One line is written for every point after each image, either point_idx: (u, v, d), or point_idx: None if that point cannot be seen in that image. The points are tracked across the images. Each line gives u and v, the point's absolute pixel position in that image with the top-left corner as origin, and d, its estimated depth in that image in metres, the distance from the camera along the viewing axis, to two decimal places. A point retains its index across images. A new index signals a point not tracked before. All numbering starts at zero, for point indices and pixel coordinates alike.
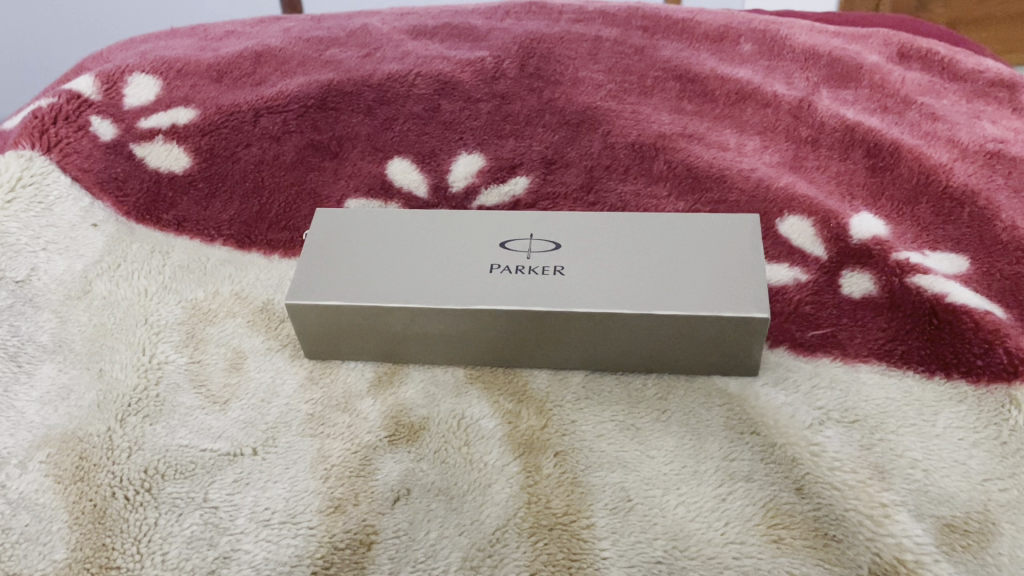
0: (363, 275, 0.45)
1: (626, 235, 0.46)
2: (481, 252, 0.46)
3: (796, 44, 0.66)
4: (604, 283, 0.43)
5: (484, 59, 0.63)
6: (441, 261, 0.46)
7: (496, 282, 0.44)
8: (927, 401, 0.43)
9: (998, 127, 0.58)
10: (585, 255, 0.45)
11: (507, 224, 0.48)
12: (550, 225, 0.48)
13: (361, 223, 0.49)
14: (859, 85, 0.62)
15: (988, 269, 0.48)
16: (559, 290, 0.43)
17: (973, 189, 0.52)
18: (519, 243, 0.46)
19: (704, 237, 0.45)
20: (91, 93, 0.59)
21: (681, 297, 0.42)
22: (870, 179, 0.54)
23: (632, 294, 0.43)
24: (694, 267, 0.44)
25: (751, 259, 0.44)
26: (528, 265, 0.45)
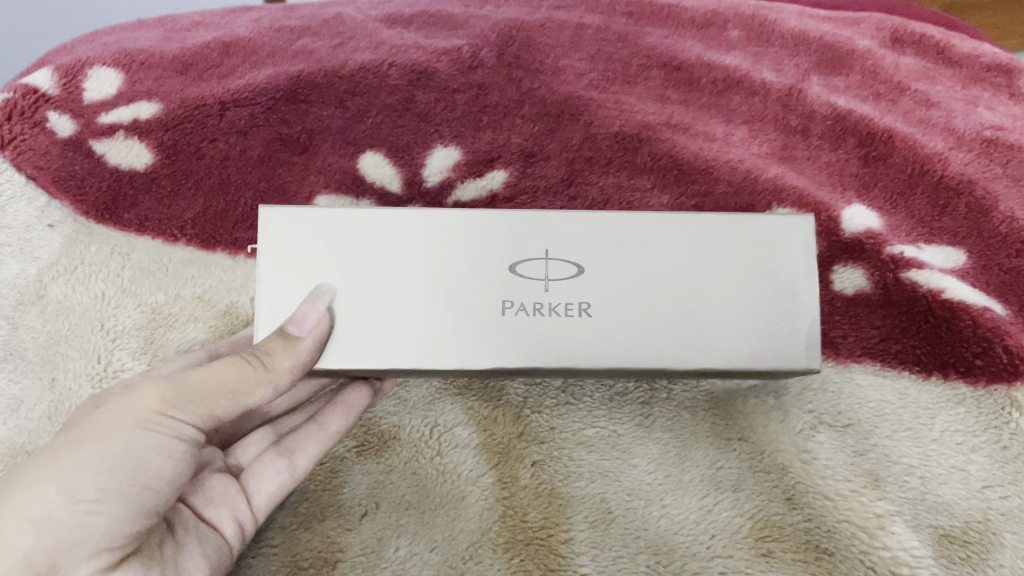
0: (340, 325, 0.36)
1: (657, 251, 0.36)
2: (480, 282, 0.36)
3: (784, 30, 0.63)
4: (640, 324, 0.36)
5: (461, 47, 0.60)
6: (436, 297, 0.36)
7: (513, 338, 0.36)
8: (923, 404, 0.41)
9: (995, 114, 0.56)
10: (610, 282, 0.36)
11: (503, 229, 0.36)
12: (556, 228, 0.36)
13: (312, 234, 0.36)
14: (850, 72, 0.60)
15: (987, 263, 0.47)
16: (589, 353, 0.36)
17: (969, 179, 0.50)
18: (528, 262, 0.36)
19: (746, 253, 0.36)
20: (48, 87, 0.55)
21: (731, 343, 0.36)
22: (863, 170, 0.52)
23: (676, 356, 0.36)
24: (746, 308, 0.36)
25: (801, 281, 0.36)
26: (545, 302, 0.36)
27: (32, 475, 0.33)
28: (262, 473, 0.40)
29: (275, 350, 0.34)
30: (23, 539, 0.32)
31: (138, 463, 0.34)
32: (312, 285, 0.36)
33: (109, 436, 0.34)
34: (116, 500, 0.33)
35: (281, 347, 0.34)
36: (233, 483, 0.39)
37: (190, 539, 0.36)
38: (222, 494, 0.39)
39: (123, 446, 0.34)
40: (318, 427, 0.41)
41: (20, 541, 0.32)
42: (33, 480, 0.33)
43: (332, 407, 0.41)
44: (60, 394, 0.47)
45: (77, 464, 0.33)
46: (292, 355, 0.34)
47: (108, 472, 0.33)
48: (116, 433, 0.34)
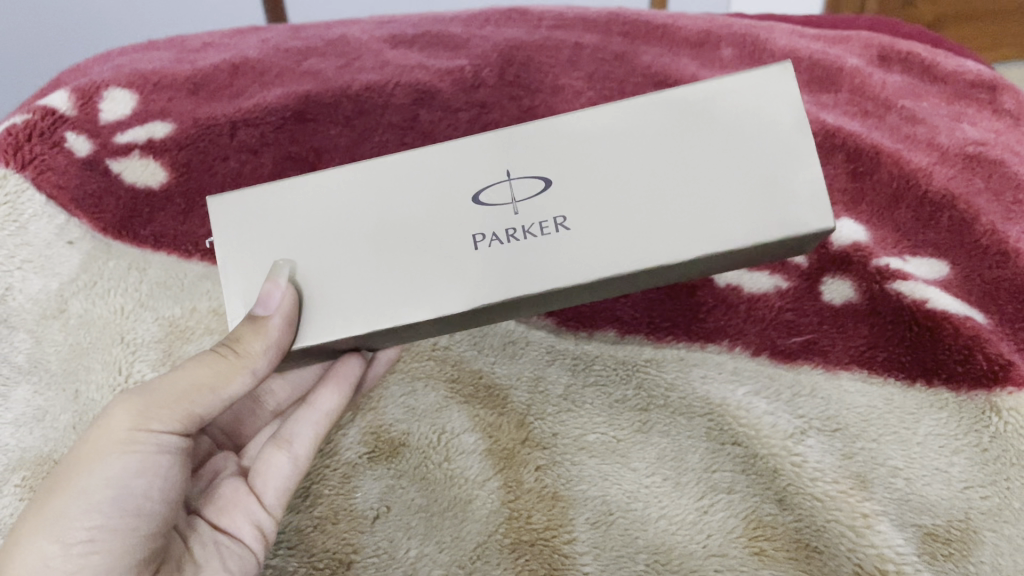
0: (310, 272, 0.35)
1: (624, 155, 0.34)
2: (448, 210, 0.35)
3: (773, 50, 0.66)
4: (647, 226, 0.33)
5: (463, 67, 0.63)
6: (406, 227, 0.35)
7: (497, 262, 0.34)
8: (908, 409, 0.43)
9: (979, 129, 0.58)
10: (591, 193, 0.34)
11: (458, 153, 0.35)
12: (512, 146, 0.35)
13: (262, 205, 0.36)
14: (839, 89, 0.62)
15: (969, 275, 0.49)
16: (582, 257, 0.33)
17: (953, 193, 0.51)
18: (496, 190, 0.34)
19: (718, 129, 0.33)
20: (66, 109, 0.57)
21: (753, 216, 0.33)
22: (851, 185, 0.53)
23: (691, 245, 0.33)
24: (742, 179, 0.33)
25: (789, 131, 0.33)
26: (518, 226, 0.34)
27: (26, 527, 0.34)
28: (267, 471, 0.41)
29: (247, 336, 0.35)
30: None
31: (125, 490, 0.35)
32: (273, 262, 0.35)
33: (94, 468, 0.35)
34: (112, 534, 0.34)
35: (250, 330, 0.34)
36: (242, 485, 0.41)
37: (210, 554, 0.38)
38: (234, 498, 0.41)
39: (107, 475, 0.35)
40: (312, 409, 0.43)
41: None
42: (30, 531, 0.34)
43: (324, 383, 0.43)
44: (84, 404, 0.49)
45: (65, 509, 0.34)
46: (264, 335, 0.34)
47: (99, 509, 0.34)
48: (96, 465, 0.35)
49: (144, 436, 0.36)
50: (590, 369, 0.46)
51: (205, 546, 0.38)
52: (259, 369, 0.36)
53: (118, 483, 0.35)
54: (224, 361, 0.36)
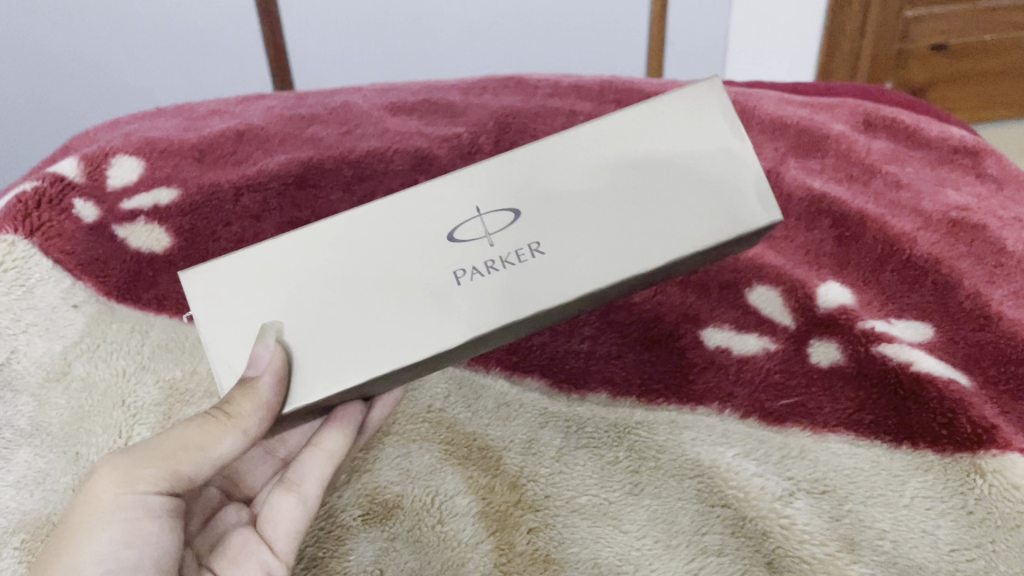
0: (294, 321, 0.35)
1: (581, 181, 0.36)
2: (427, 250, 0.36)
3: (762, 114, 0.68)
4: (611, 243, 0.35)
5: (460, 135, 0.65)
6: (370, 267, 0.36)
7: (480, 294, 0.35)
8: (894, 471, 0.43)
9: (961, 194, 0.59)
10: (552, 217, 0.36)
11: (419, 198, 0.36)
12: (483, 179, 0.36)
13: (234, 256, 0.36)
14: (825, 155, 0.64)
15: (952, 337, 0.49)
16: (557, 270, 0.35)
17: (935, 258, 0.52)
18: (469, 227, 0.36)
19: (665, 144, 0.36)
20: (74, 176, 0.59)
21: (707, 221, 0.35)
22: (837, 249, 0.54)
23: (650, 256, 0.35)
24: (694, 189, 0.35)
25: (732, 141, 0.35)
26: (497, 257, 0.35)
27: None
28: (280, 514, 0.43)
29: (239, 399, 0.35)
30: None
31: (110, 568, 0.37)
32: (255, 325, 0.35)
33: (79, 548, 0.36)
34: None
35: (242, 394, 0.34)
36: (251, 535, 0.43)
37: None
38: (243, 551, 0.42)
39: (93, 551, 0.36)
40: (318, 450, 0.44)
41: None
42: None
43: (328, 426, 0.44)
44: (83, 466, 0.50)
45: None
46: (257, 397, 0.34)
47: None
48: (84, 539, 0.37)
49: (132, 503, 0.37)
50: (582, 432, 0.47)
51: None
52: (251, 431, 0.36)
53: (106, 561, 0.37)
54: (218, 423, 0.37)
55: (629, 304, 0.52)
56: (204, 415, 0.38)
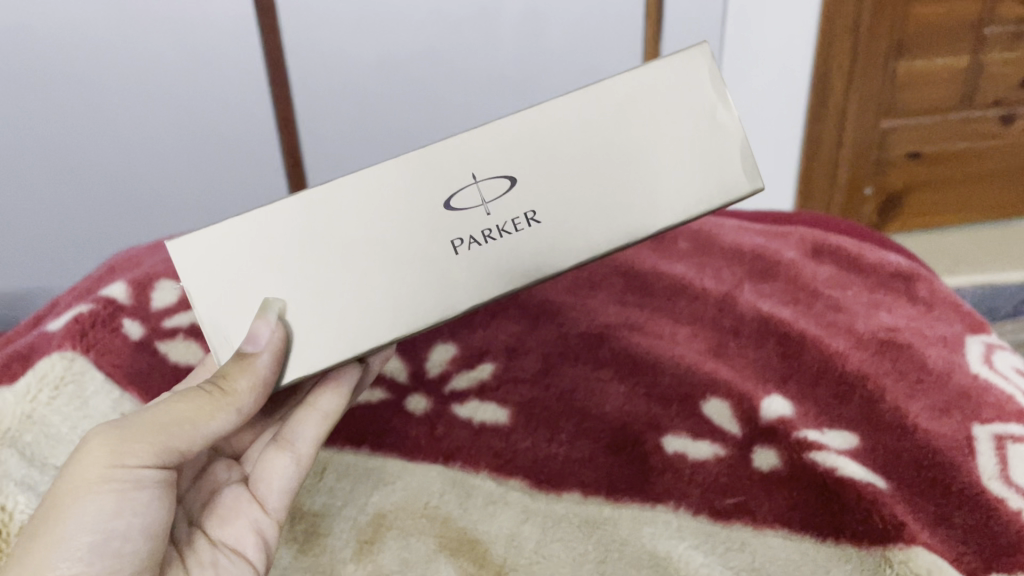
0: (299, 296, 0.44)
1: (580, 155, 0.45)
2: (429, 221, 0.45)
3: (722, 245, 0.78)
4: (610, 212, 0.46)
5: None
6: (389, 228, 0.44)
7: (469, 266, 0.45)
8: (820, 562, 0.51)
9: (894, 316, 0.68)
10: (554, 190, 0.46)
11: (424, 166, 0.45)
12: (471, 154, 0.45)
13: (243, 223, 0.43)
14: (776, 279, 0.73)
15: (873, 445, 0.57)
16: (571, 228, 0.46)
17: (863, 374, 0.61)
18: (465, 198, 0.45)
19: (661, 115, 0.46)
20: (123, 298, 0.70)
21: (698, 182, 0.46)
22: (781, 365, 0.63)
23: (650, 215, 0.46)
24: (688, 155, 0.46)
25: (719, 108, 0.46)
26: (492, 227, 0.45)
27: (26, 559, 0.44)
28: (271, 471, 0.56)
29: (234, 374, 0.45)
30: None
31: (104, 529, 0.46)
32: (257, 297, 0.43)
33: (77, 512, 0.46)
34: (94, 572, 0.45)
35: (241, 369, 0.44)
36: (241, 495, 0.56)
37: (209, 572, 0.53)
38: (234, 511, 0.55)
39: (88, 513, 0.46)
40: (315, 415, 0.56)
41: None
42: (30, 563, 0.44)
43: (324, 392, 0.56)
44: None
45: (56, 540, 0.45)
46: (253, 374, 0.44)
47: (79, 557, 0.45)
48: (80, 505, 0.46)
49: (121, 468, 0.46)
50: (557, 527, 0.54)
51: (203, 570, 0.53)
52: (243, 408, 0.47)
53: (100, 524, 0.46)
54: (209, 401, 0.47)
55: (601, 413, 0.61)
56: (195, 392, 0.47)
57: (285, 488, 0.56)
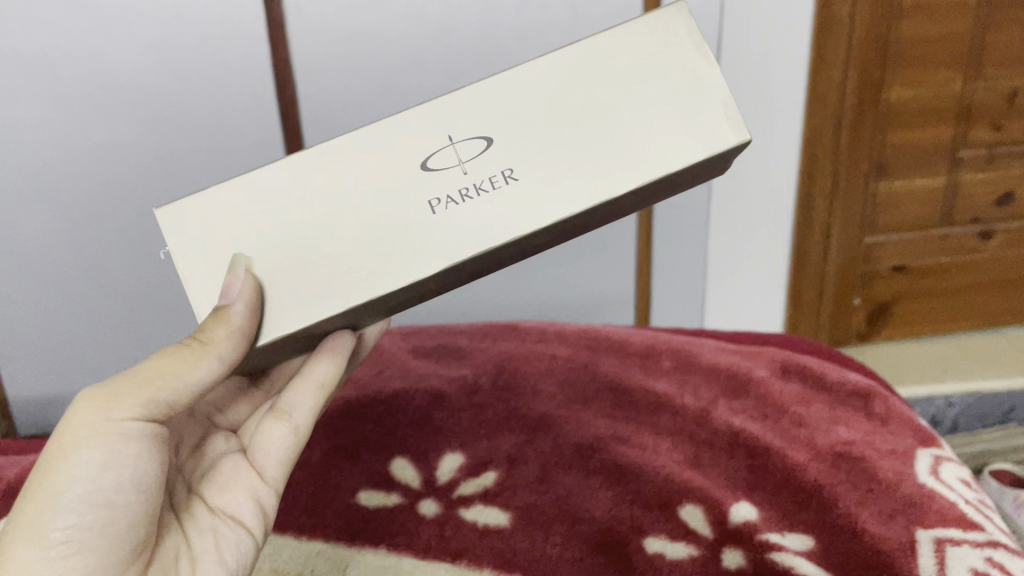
0: (282, 241, 0.53)
1: (557, 116, 0.53)
2: (407, 180, 0.53)
3: (701, 364, 0.88)
4: (588, 162, 0.52)
5: (466, 376, 0.87)
6: (368, 184, 0.53)
7: (442, 222, 0.53)
8: None
9: (851, 430, 0.77)
10: (536, 145, 0.53)
11: (401, 135, 0.54)
12: (444, 123, 0.54)
13: (225, 191, 0.54)
14: (748, 396, 0.82)
15: (827, 547, 0.65)
16: (550, 193, 0.52)
17: (820, 483, 0.70)
18: (439, 161, 0.54)
19: (646, 71, 0.53)
20: None
21: (681, 132, 0.52)
22: (749, 475, 0.72)
23: (634, 164, 0.52)
24: (671, 110, 0.53)
25: (703, 66, 0.53)
26: (467, 185, 0.53)
27: (27, 506, 0.53)
28: (265, 443, 0.68)
29: (209, 327, 0.52)
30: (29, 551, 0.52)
31: (94, 482, 0.54)
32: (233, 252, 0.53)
33: (72, 461, 0.54)
34: (86, 520, 0.54)
35: (216, 321, 0.51)
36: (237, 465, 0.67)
37: (206, 534, 0.63)
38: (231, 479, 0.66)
39: (80, 467, 0.54)
40: (308, 384, 0.68)
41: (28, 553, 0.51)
42: (29, 511, 0.52)
43: (315, 361, 0.67)
44: None
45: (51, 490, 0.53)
46: (227, 322, 0.51)
47: (72, 508, 0.53)
48: (71, 460, 0.54)
49: (115, 423, 0.55)
50: None
51: (202, 533, 0.62)
52: (221, 354, 0.54)
53: (92, 475, 0.54)
54: (190, 355, 0.55)
55: (591, 517, 0.69)
56: (179, 348, 0.56)
57: (281, 457, 0.68)
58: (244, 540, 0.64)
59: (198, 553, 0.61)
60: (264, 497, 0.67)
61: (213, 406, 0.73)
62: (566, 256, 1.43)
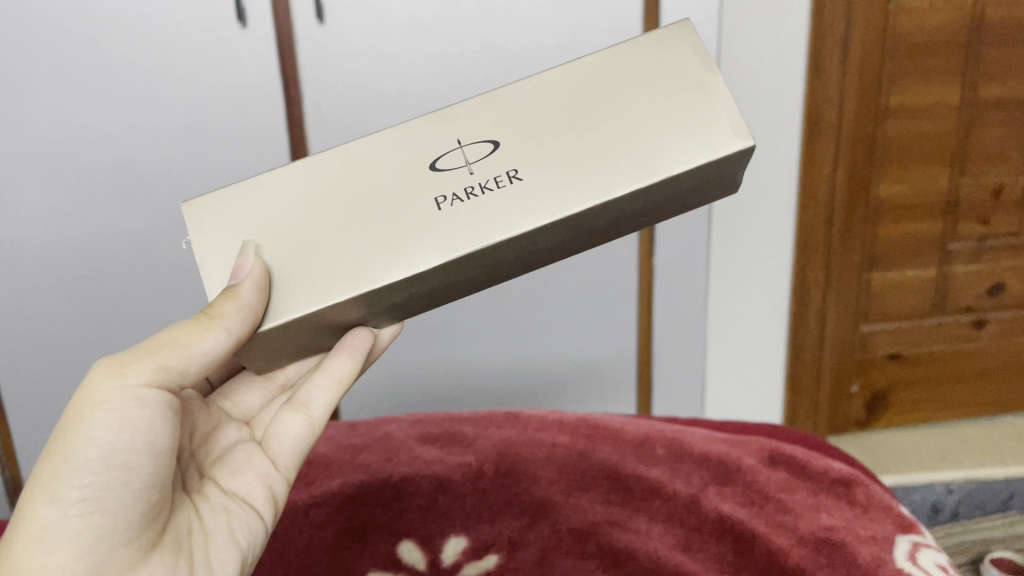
0: (313, 224, 0.65)
1: (569, 120, 0.66)
2: (420, 182, 0.66)
3: (693, 452, 0.92)
4: (596, 154, 0.63)
5: (470, 462, 0.92)
6: (385, 181, 0.66)
7: (448, 216, 0.63)
8: None
9: (833, 517, 0.82)
10: (549, 145, 0.65)
11: (416, 143, 0.68)
12: (456, 134, 0.67)
13: (270, 184, 0.67)
14: (736, 483, 0.87)
15: None
16: (553, 190, 0.63)
17: (802, 567, 0.75)
18: (449, 163, 0.66)
19: (653, 81, 0.65)
20: None
21: (686, 126, 0.63)
22: (735, 559, 0.78)
23: (640, 156, 0.63)
24: (678, 111, 0.64)
25: (706, 78, 0.65)
26: (472, 183, 0.65)
27: (49, 468, 0.60)
28: (280, 433, 0.76)
29: (220, 303, 0.60)
30: (50, 509, 0.59)
31: (109, 445, 0.61)
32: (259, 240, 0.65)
33: (91, 423, 0.61)
34: (100, 484, 0.61)
35: (226, 298, 0.60)
36: (252, 452, 0.75)
37: (218, 514, 0.70)
38: (245, 465, 0.74)
39: (96, 430, 0.61)
40: (330, 377, 0.73)
41: (48, 510, 0.59)
42: (50, 472, 0.60)
43: (336, 357, 0.72)
44: None
45: (69, 454, 0.60)
46: (237, 298, 0.60)
47: (88, 469, 0.60)
48: (87, 424, 0.61)
49: (132, 389, 0.62)
50: None
51: (216, 515, 0.69)
52: (230, 328, 0.61)
53: (110, 437, 0.61)
54: (201, 326, 0.62)
55: None
56: (192, 323, 0.63)
57: (295, 445, 0.76)
58: (254, 521, 0.72)
59: (211, 529, 0.68)
60: (274, 483, 0.74)
61: (225, 398, 0.81)
62: (569, 345, 1.49)
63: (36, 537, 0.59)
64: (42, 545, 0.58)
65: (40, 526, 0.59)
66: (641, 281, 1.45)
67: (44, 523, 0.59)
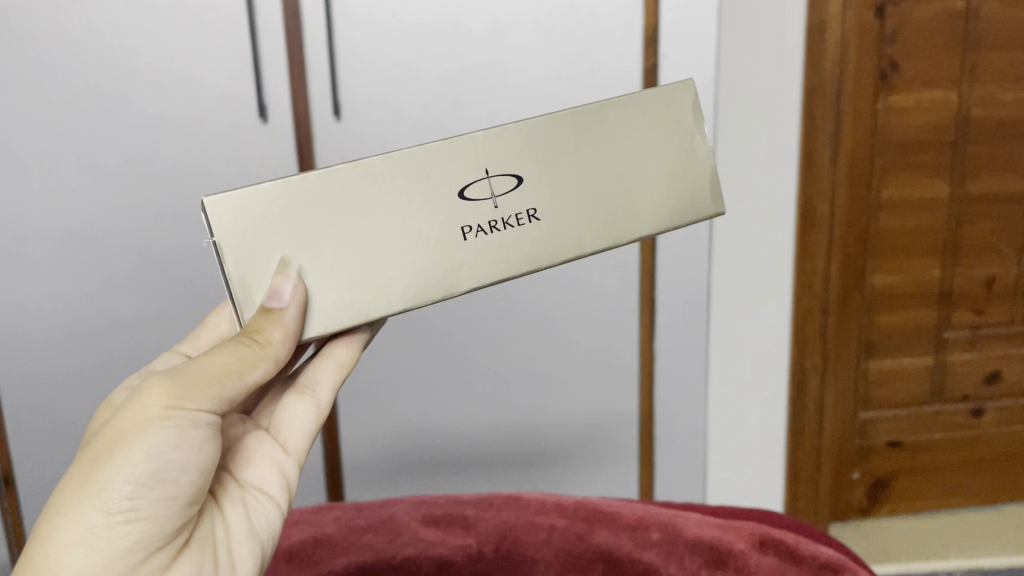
0: (346, 241, 0.68)
1: (583, 157, 0.74)
2: (448, 208, 0.71)
3: (686, 537, 0.95)
4: (601, 201, 0.74)
5: (470, 543, 0.96)
6: (415, 203, 0.70)
7: (476, 248, 0.72)
8: None
9: None
10: (566, 184, 0.74)
11: (441, 162, 0.71)
12: (480, 158, 0.72)
13: (297, 188, 0.67)
14: (728, 568, 0.90)
15: None
16: (564, 229, 0.74)
17: None
18: (477, 190, 0.72)
19: (655, 133, 0.76)
20: None
21: (677, 186, 0.76)
22: None
23: (637, 209, 0.75)
24: (672, 168, 0.76)
25: (697, 140, 0.77)
26: (497, 217, 0.72)
27: (99, 473, 0.60)
28: (291, 418, 0.77)
29: (265, 325, 0.65)
30: (97, 514, 0.60)
31: (162, 459, 0.62)
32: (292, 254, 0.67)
33: (143, 433, 0.61)
34: (149, 495, 0.61)
35: (270, 318, 0.66)
36: (261, 440, 0.77)
37: (239, 504, 0.71)
38: (258, 452, 0.76)
39: (152, 443, 0.61)
40: (332, 362, 0.77)
41: (95, 515, 0.60)
42: (101, 477, 0.60)
43: (339, 343, 0.76)
44: None
45: (121, 462, 0.61)
46: (281, 320, 0.66)
47: (138, 478, 0.61)
48: (145, 438, 0.61)
49: (187, 407, 0.63)
50: None
51: (236, 505, 0.71)
52: (277, 356, 0.66)
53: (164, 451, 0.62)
54: (252, 355, 0.65)
55: None
56: (236, 347, 0.65)
57: (305, 430, 0.78)
58: (272, 510, 0.74)
59: (232, 519, 0.70)
60: (287, 466, 0.77)
61: None
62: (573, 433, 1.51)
63: (78, 541, 0.59)
64: (81, 549, 0.59)
65: (83, 530, 0.59)
66: (642, 368, 1.48)
67: (88, 526, 0.59)
